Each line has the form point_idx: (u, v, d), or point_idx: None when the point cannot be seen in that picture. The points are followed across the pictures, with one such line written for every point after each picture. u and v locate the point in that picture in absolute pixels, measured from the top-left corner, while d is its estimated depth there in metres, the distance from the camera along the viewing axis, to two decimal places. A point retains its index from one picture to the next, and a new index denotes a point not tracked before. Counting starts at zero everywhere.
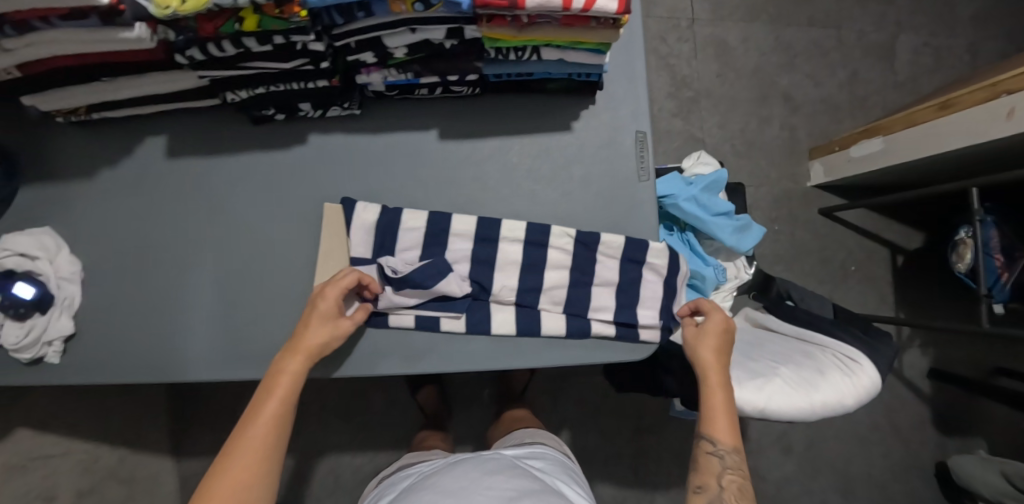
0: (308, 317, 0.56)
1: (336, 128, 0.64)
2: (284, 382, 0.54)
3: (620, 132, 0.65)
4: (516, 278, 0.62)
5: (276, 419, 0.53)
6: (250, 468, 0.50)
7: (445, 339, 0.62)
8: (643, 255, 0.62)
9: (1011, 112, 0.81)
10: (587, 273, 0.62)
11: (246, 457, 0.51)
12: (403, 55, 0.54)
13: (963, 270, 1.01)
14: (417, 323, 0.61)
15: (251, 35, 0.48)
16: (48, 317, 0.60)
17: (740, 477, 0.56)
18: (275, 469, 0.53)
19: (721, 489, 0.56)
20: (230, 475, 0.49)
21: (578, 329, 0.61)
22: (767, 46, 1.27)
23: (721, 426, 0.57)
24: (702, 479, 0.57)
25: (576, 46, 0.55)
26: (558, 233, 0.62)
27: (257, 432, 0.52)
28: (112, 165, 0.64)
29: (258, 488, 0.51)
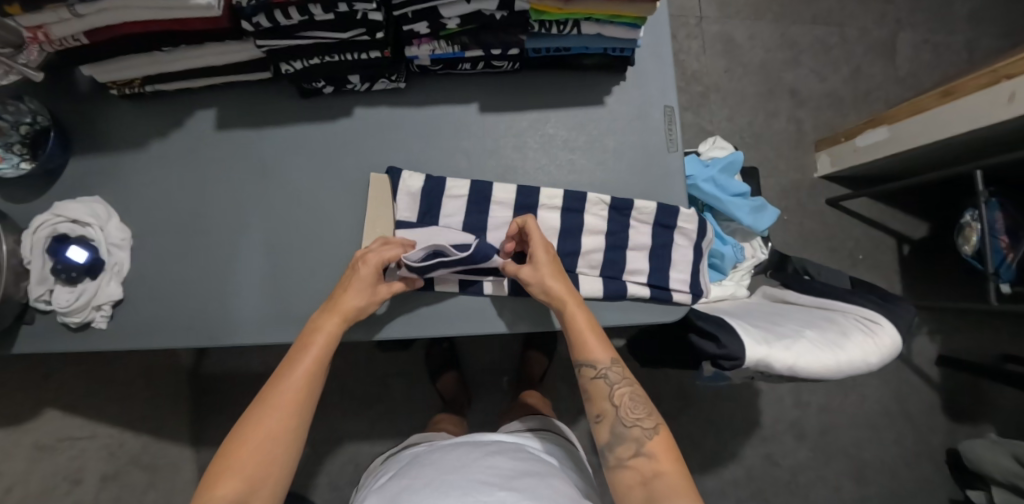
0: (347, 281, 0.58)
1: (381, 102, 0.67)
2: (319, 342, 0.55)
3: (650, 107, 0.69)
4: (554, 243, 0.64)
5: (310, 376, 0.55)
6: (280, 418, 0.52)
7: (487, 303, 0.64)
8: (674, 220, 0.65)
9: (1012, 96, 0.85)
10: (622, 238, 0.65)
11: (280, 411, 0.53)
12: (455, 26, 0.57)
13: (969, 252, 1.04)
14: (462, 287, 0.63)
15: (318, 2, 0.51)
16: (98, 281, 0.62)
17: (626, 390, 0.59)
18: (305, 421, 0.55)
19: (615, 410, 0.58)
20: (264, 426, 0.52)
21: (614, 291, 0.63)
22: (772, 43, 1.33)
23: (594, 349, 0.58)
24: (598, 406, 0.59)
25: (614, 20, 0.58)
26: (595, 200, 0.64)
27: (291, 386, 0.54)
28: (164, 137, 0.67)
29: (288, 438, 0.52)
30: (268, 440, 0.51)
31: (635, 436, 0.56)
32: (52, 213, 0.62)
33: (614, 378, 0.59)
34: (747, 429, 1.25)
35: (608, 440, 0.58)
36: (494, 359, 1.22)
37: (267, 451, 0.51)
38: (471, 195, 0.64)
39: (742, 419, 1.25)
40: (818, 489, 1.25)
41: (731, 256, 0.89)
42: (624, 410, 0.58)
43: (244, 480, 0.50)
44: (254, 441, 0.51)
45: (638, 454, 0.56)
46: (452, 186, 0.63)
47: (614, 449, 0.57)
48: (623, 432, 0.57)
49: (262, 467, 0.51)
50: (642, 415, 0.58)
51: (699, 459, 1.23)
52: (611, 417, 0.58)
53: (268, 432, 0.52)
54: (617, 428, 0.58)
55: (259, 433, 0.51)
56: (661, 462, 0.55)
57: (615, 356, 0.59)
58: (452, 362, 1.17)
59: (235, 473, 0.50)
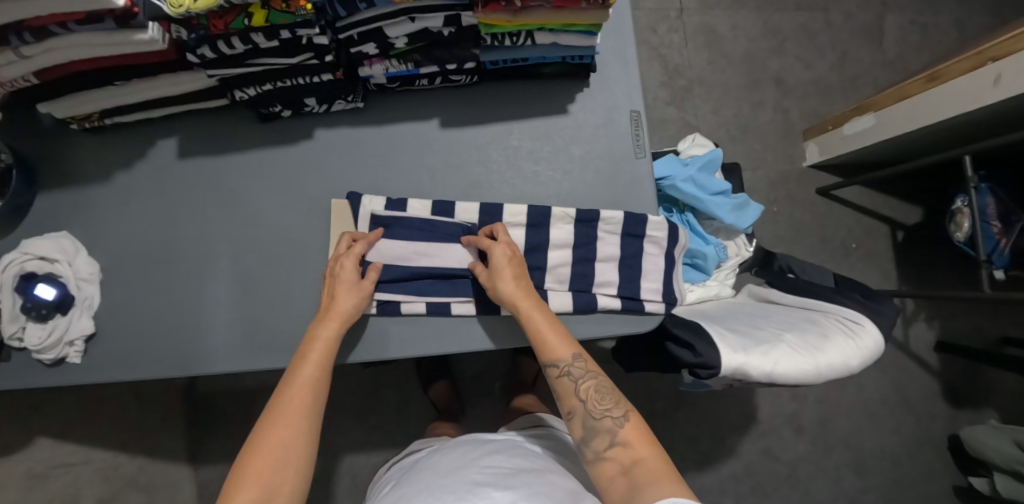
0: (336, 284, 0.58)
1: (341, 122, 0.66)
2: (318, 349, 0.56)
3: (616, 112, 0.67)
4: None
5: (315, 383, 0.55)
6: (292, 425, 0.52)
7: (457, 323, 0.63)
8: (642, 229, 0.64)
9: (998, 79, 0.83)
10: (590, 250, 0.63)
11: (286, 417, 0.52)
12: (404, 45, 0.55)
13: (961, 239, 1.01)
14: (429, 309, 0.61)
15: (259, 30, 0.50)
16: (70, 317, 0.62)
17: (593, 382, 0.58)
18: (315, 425, 0.54)
19: (584, 403, 0.57)
20: (275, 435, 0.51)
21: (584, 305, 0.62)
22: (756, 33, 1.30)
23: (554, 347, 0.57)
24: (568, 404, 0.58)
25: (567, 29, 0.56)
26: (561, 212, 0.63)
27: (296, 393, 0.54)
28: (128, 169, 0.67)
29: (301, 445, 0.52)
30: (278, 447, 0.51)
31: (607, 427, 0.55)
32: (20, 251, 0.62)
33: (578, 373, 0.57)
34: (744, 425, 1.23)
35: (583, 436, 0.56)
36: (485, 366, 1.22)
37: (280, 457, 0.50)
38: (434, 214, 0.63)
39: (738, 415, 1.24)
40: (818, 482, 1.23)
41: (714, 256, 0.87)
42: (591, 404, 0.57)
43: (261, 488, 0.48)
44: (266, 449, 0.50)
45: (612, 444, 0.54)
46: (413, 206, 0.63)
47: (590, 443, 0.55)
48: (594, 425, 0.56)
49: (277, 474, 0.49)
50: (610, 405, 0.57)
51: (695, 457, 1.22)
52: (581, 413, 0.57)
53: (278, 441, 0.51)
54: (589, 422, 0.56)
55: (271, 439, 0.51)
56: (638, 449, 0.53)
57: (576, 350, 0.57)
58: (443, 370, 1.17)
59: (251, 482, 0.48)
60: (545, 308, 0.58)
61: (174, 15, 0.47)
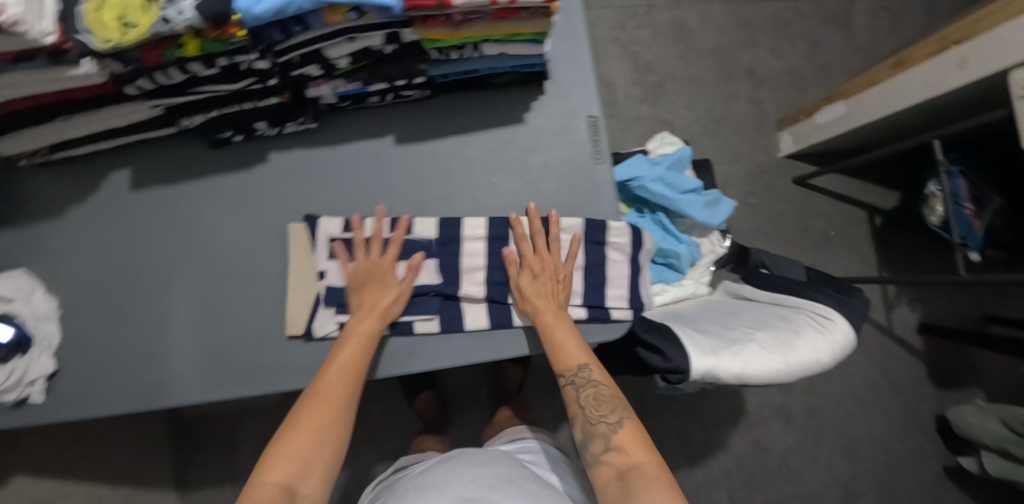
0: (377, 284, 0.60)
1: (296, 144, 0.65)
2: (358, 338, 0.56)
3: (574, 118, 0.67)
4: (482, 274, 0.62)
5: (355, 370, 0.55)
6: (331, 409, 0.52)
7: (422, 341, 0.62)
8: (604, 236, 0.64)
9: (963, 62, 0.82)
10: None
11: (323, 398, 0.52)
12: (347, 65, 0.55)
13: (935, 223, 1.01)
14: (393, 329, 0.61)
15: (195, 60, 0.49)
16: (29, 357, 0.60)
17: (596, 390, 0.58)
18: (350, 411, 0.54)
19: (585, 409, 0.58)
20: (311, 415, 0.51)
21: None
22: (725, 25, 1.29)
23: (567, 355, 0.58)
24: (572, 410, 0.60)
25: (512, 38, 0.55)
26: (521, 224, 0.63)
27: (334, 375, 0.54)
28: (82, 202, 0.66)
29: (336, 428, 0.52)
30: (317, 426, 0.51)
31: (602, 432, 0.56)
32: None
33: (580, 382, 0.58)
34: (733, 418, 1.23)
35: (581, 440, 0.57)
36: (470, 374, 1.21)
37: (319, 435, 0.51)
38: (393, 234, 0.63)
39: (727, 409, 1.23)
40: (810, 471, 1.23)
41: (687, 255, 0.87)
42: (591, 409, 0.58)
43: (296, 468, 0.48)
44: (304, 427, 0.50)
45: (608, 449, 0.55)
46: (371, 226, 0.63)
47: (588, 448, 0.56)
48: (591, 430, 0.57)
49: (313, 452, 0.50)
50: (608, 411, 0.57)
51: (686, 453, 1.21)
52: (581, 419, 0.58)
53: (317, 420, 0.51)
54: (587, 427, 0.57)
55: (309, 418, 0.51)
56: (631, 455, 0.53)
57: (587, 360, 0.59)
58: (428, 381, 1.16)
59: (287, 456, 0.48)
60: (562, 317, 0.60)
61: (103, 50, 0.46)
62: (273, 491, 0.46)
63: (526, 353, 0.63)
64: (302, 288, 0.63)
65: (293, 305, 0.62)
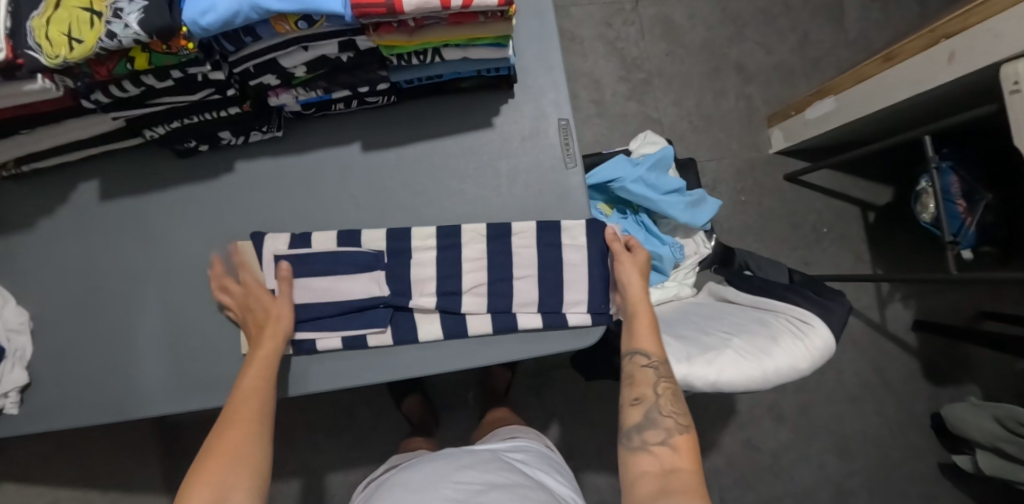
0: (261, 303, 0.59)
1: (262, 153, 0.65)
2: (259, 361, 0.55)
3: (543, 121, 0.66)
4: (432, 285, 0.61)
5: (261, 391, 0.53)
6: (241, 430, 0.50)
7: (375, 355, 0.62)
8: (558, 238, 0.62)
9: (952, 57, 0.80)
10: (505, 267, 0.62)
11: (233, 422, 0.50)
12: (305, 73, 0.54)
13: (927, 220, 0.99)
14: (345, 343, 0.61)
15: (148, 72, 0.49)
16: (1, 369, 0.60)
17: (673, 385, 0.56)
18: (267, 432, 0.52)
19: (657, 397, 0.55)
20: (223, 439, 0.49)
21: (504, 326, 0.61)
22: (713, 20, 1.27)
23: (649, 336, 0.58)
24: (638, 390, 0.56)
25: (474, 43, 0.54)
26: (473, 231, 0.61)
27: (243, 400, 0.52)
28: (50, 215, 0.66)
29: (254, 448, 0.49)
30: (231, 449, 0.48)
31: (668, 426, 0.53)
32: None
33: (662, 371, 0.57)
34: (724, 418, 1.21)
35: (641, 422, 0.54)
36: (458, 376, 1.21)
37: (235, 458, 0.48)
38: (340, 246, 0.61)
39: (717, 409, 1.22)
40: (802, 470, 1.22)
41: (670, 256, 0.85)
42: (663, 401, 0.55)
43: (212, 492, 0.45)
44: (218, 452, 0.48)
45: (664, 442, 0.52)
46: (318, 240, 0.62)
47: (643, 432, 0.53)
48: (656, 419, 0.54)
49: (232, 475, 0.47)
50: (679, 410, 0.55)
51: None
52: (650, 403, 0.55)
53: (230, 443, 0.49)
54: (652, 414, 0.55)
55: (223, 442, 0.48)
56: (682, 459, 0.51)
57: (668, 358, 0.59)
58: (415, 384, 1.16)
59: (205, 481, 0.46)
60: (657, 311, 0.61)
61: (53, 66, 0.45)
62: None
63: (493, 361, 0.63)
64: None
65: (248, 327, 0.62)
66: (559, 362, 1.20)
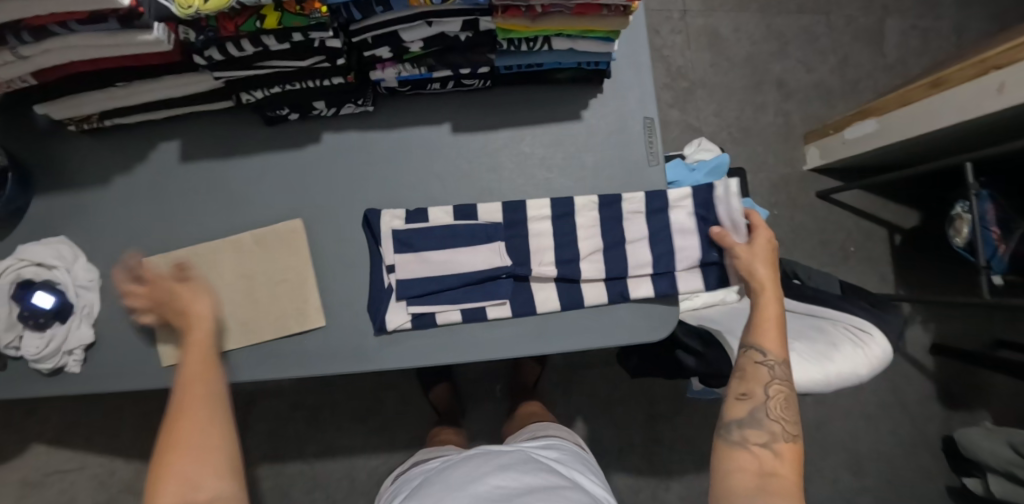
0: (181, 296, 0.57)
1: (350, 126, 0.65)
2: (196, 352, 0.55)
3: (629, 118, 0.66)
4: (551, 254, 0.63)
5: (209, 378, 0.54)
6: (194, 418, 0.51)
7: (491, 328, 0.63)
8: (665, 202, 0.63)
9: (1002, 88, 0.83)
10: (618, 233, 0.63)
11: (183, 416, 0.51)
12: (418, 49, 0.54)
13: (960, 245, 1.02)
14: (464, 316, 0.61)
15: (271, 33, 0.49)
16: (68, 325, 0.60)
17: (786, 390, 0.58)
18: (224, 416, 0.53)
19: (767, 398, 0.57)
20: (176, 435, 0.50)
21: (619, 294, 0.62)
22: (758, 35, 1.30)
23: (769, 337, 0.60)
24: (748, 387, 0.58)
25: (586, 34, 0.55)
26: (583, 200, 0.63)
27: (186, 390, 0.53)
28: (127, 173, 0.65)
29: (215, 432, 0.51)
30: (192, 439, 0.49)
31: (773, 429, 0.55)
32: (15, 257, 0.61)
33: (778, 373, 0.58)
34: None
35: (744, 417, 0.57)
36: (486, 368, 1.21)
37: (195, 449, 0.49)
38: (457, 220, 0.63)
39: None
40: (815, 483, 1.24)
41: None
42: (772, 404, 0.57)
43: (183, 481, 0.47)
44: (177, 447, 0.49)
45: (767, 444, 0.55)
46: (435, 215, 0.63)
47: (744, 427, 0.56)
48: (761, 418, 0.56)
49: (201, 460, 0.48)
50: (789, 417, 0.57)
51: (696, 459, 1.22)
52: (757, 403, 0.57)
53: (188, 432, 0.50)
54: (758, 414, 0.57)
55: (180, 434, 0.49)
56: (783, 463, 0.53)
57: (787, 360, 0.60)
58: (444, 373, 1.15)
59: (173, 475, 0.47)
60: (783, 306, 0.62)
61: (183, 16, 0.45)
62: None
63: (566, 350, 0.62)
64: (264, 291, 0.62)
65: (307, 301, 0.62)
66: (588, 361, 1.21)
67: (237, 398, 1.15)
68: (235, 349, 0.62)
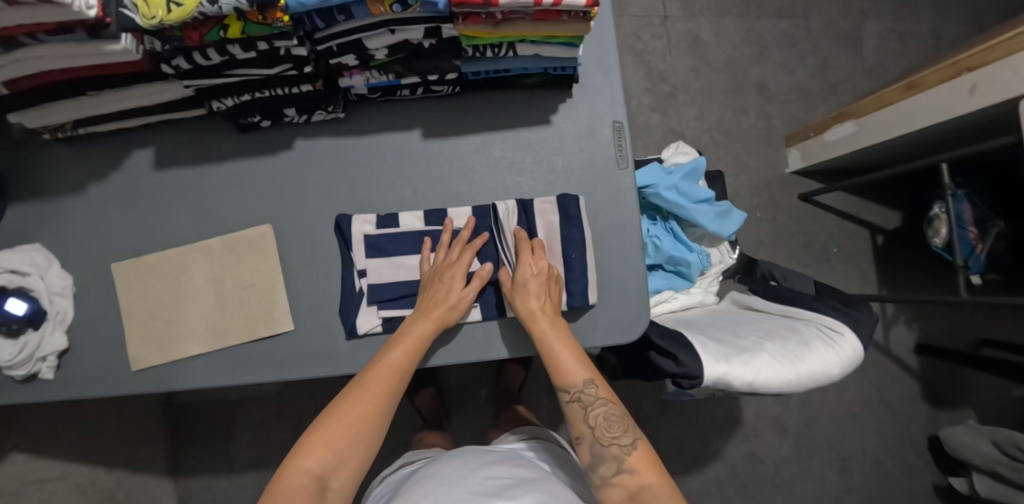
0: (447, 285, 0.60)
1: (322, 133, 0.66)
2: (410, 340, 0.57)
3: (599, 122, 0.67)
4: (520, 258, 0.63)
5: (400, 369, 0.56)
6: (370, 405, 0.53)
7: (461, 332, 0.63)
8: None
9: (973, 89, 0.83)
10: (586, 236, 0.64)
11: (364, 397, 0.53)
12: (384, 57, 0.55)
13: (939, 244, 1.03)
14: None
15: (235, 42, 0.50)
16: (41, 333, 0.60)
17: (608, 410, 0.56)
18: (390, 414, 0.55)
19: (592, 429, 0.55)
20: (347, 416, 0.52)
21: (581, 296, 0.62)
22: (738, 40, 1.31)
23: (568, 370, 0.57)
24: (577, 430, 0.57)
25: (549, 40, 0.56)
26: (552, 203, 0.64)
27: (378, 373, 0.55)
28: (101, 180, 0.65)
29: (374, 426, 0.53)
30: (356, 423, 0.52)
31: (614, 453, 0.53)
32: None
33: (589, 399, 0.57)
34: (728, 429, 1.24)
35: (589, 463, 0.54)
36: (471, 372, 1.22)
37: (354, 429, 0.52)
38: (428, 225, 0.64)
39: (722, 421, 1.24)
40: (802, 483, 1.24)
41: (697, 264, 0.87)
42: (600, 431, 0.55)
43: (329, 456, 0.50)
44: (334, 423, 0.51)
45: (619, 472, 0.52)
46: (406, 220, 0.64)
47: (597, 470, 0.53)
48: (601, 452, 0.54)
49: (348, 441, 0.51)
50: (619, 432, 0.55)
51: (682, 461, 1.22)
52: (589, 439, 0.55)
53: (354, 416, 0.52)
54: (596, 448, 0.55)
55: (348, 413, 0.52)
56: (643, 476, 0.51)
57: (593, 380, 0.57)
58: (429, 378, 1.16)
59: (325, 446, 0.50)
60: (560, 331, 0.59)
61: (147, 26, 0.46)
62: (305, 479, 0.48)
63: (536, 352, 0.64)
64: (232, 295, 0.63)
65: (273, 306, 0.63)
66: None
67: (221, 404, 1.15)
68: (203, 353, 0.63)
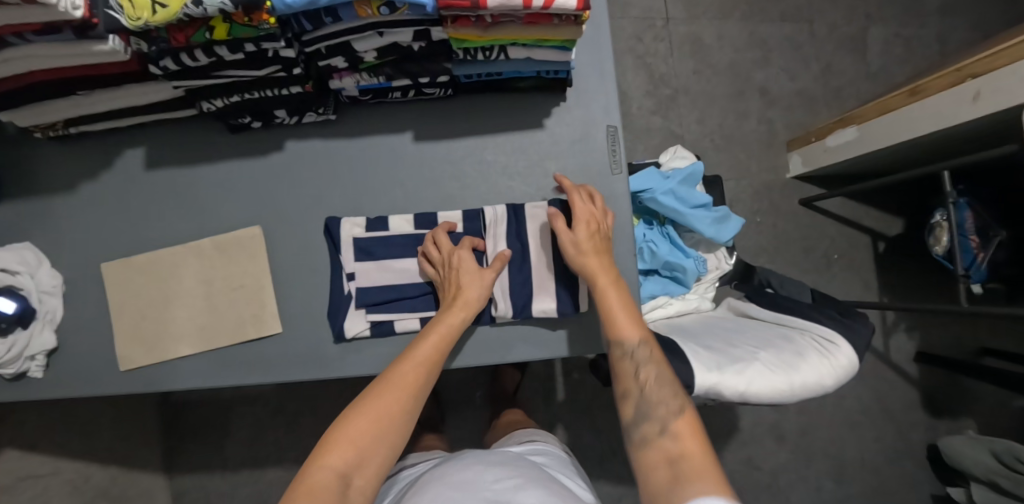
0: (465, 273, 0.59)
1: (313, 135, 0.65)
2: (441, 331, 0.55)
3: (593, 127, 0.67)
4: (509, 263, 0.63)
5: (431, 363, 0.54)
6: (399, 398, 0.51)
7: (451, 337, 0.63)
8: None
9: (977, 95, 0.82)
10: None
11: (394, 390, 0.51)
12: (373, 59, 0.55)
13: (940, 252, 1.01)
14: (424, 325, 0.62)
15: (222, 43, 0.49)
16: (30, 331, 0.60)
17: (658, 369, 0.54)
18: (418, 410, 0.52)
19: (642, 384, 0.53)
20: (376, 410, 0.49)
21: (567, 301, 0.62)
22: (741, 43, 1.30)
23: (623, 321, 0.56)
24: (624, 384, 0.54)
25: (541, 44, 0.55)
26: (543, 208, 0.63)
27: (411, 366, 0.53)
28: (93, 179, 0.65)
29: (402, 422, 0.50)
30: (386, 417, 0.49)
31: (662, 412, 0.50)
32: None
33: (642, 356, 0.55)
34: (725, 436, 1.23)
35: (634, 417, 0.52)
36: (467, 375, 1.21)
37: (382, 426, 0.49)
38: (417, 228, 0.63)
39: (719, 427, 1.23)
40: (799, 491, 1.23)
41: (693, 269, 0.86)
42: (650, 391, 0.52)
43: (354, 452, 0.47)
44: (362, 417, 0.49)
45: (663, 431, 0.49)
46: (396, 223, 0.63)
47: (640, 425, 0.50)
48: (648, 406, 0.51)
49: (376, 434, 0.48)
50: (668, 394, 0.52)
51: None
52: (637, 395, 0.53)
53: (384, 411, 0.49)
54: (642, 404, 0.52)
55: (377, 407, 0.49)
56: (685, 440, 0.47)
57: (648, 340, 0.55)
58: None
59: (352, 442, 0.47)
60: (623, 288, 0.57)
61: (132, 27, 0.45)
62: (328, 477, 0.44)
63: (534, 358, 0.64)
64: (222, 296, 0.63)
65: (261, 308, 0.63)
66: (568, 367, 1.21)
67: (217, 402, 1.15)
68: (192, 353, 0.62)
